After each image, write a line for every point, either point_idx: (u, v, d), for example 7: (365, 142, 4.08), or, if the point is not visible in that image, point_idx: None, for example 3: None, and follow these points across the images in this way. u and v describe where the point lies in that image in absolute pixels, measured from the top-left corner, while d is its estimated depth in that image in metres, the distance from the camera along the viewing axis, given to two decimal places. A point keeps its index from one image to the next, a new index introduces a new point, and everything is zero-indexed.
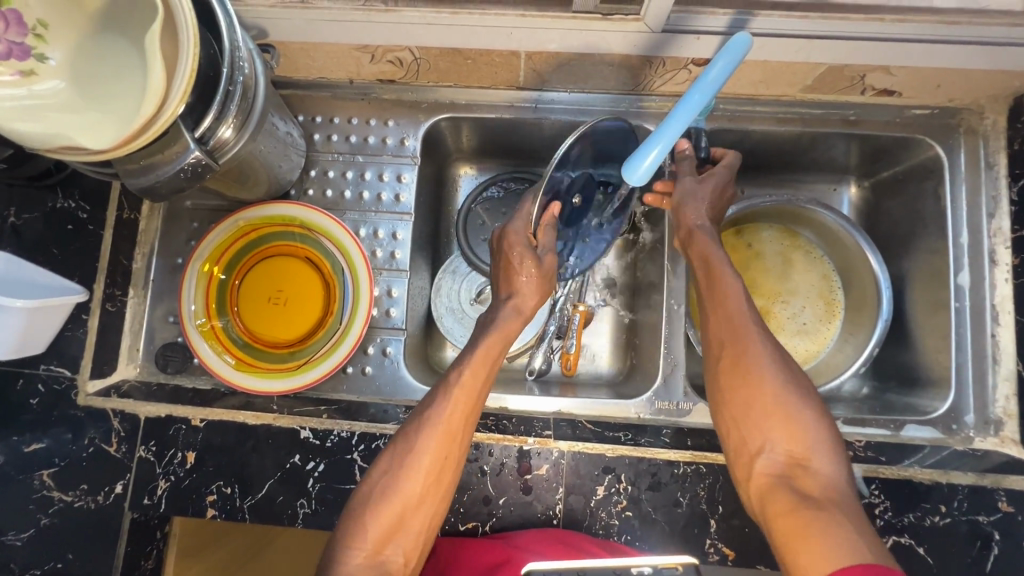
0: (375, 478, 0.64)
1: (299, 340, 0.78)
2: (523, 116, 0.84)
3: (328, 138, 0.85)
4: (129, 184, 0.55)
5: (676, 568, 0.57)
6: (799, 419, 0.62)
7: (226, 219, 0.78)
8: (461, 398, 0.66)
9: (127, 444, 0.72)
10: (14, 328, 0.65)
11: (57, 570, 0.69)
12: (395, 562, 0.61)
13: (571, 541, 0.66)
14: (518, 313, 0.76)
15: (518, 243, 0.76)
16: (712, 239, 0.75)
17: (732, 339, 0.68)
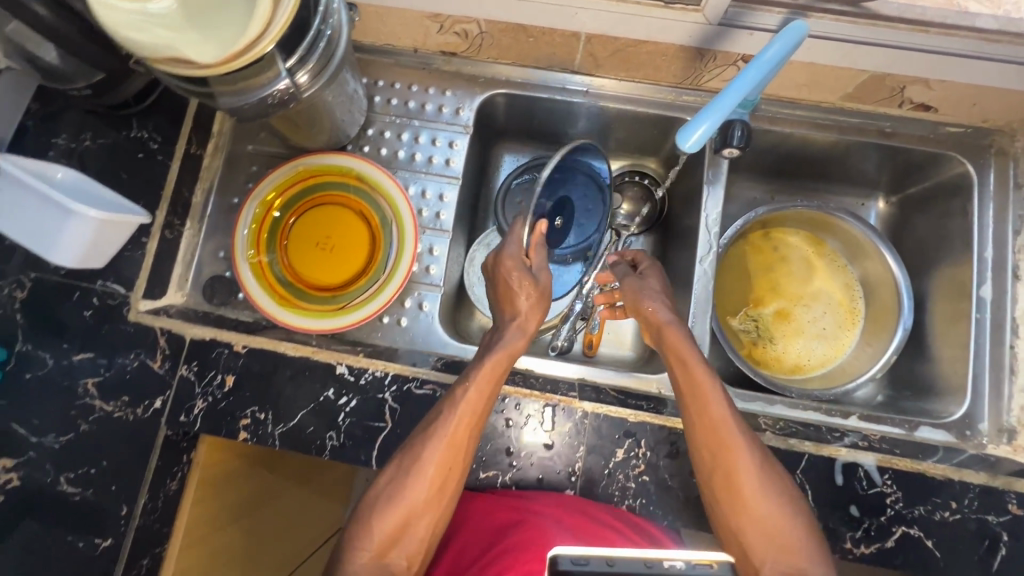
0: (377, 512, 0.65)
1: (340, 285, 0.82)
2: (573, 99, 0.89)
3: (388, 102, 0.89)
4: (223, 104, 0.59)
5: (711, 565, 0.47)
6: (790, 529, 0.63)
7: (283, 165, 0.82)
8: (469, 412, 0.67)
9: (170, 362, 0.75)
10: (84, 234, 0.69)
11: (91, 475, 0.72)
12: (397, 566, 0.63)
13: (580, 508, 0.68)
14: (522, 332, 0.74)
15: (513, 264, 0.77)
16: (685, 336, 0.72)
17: (720, 459, 0.65)
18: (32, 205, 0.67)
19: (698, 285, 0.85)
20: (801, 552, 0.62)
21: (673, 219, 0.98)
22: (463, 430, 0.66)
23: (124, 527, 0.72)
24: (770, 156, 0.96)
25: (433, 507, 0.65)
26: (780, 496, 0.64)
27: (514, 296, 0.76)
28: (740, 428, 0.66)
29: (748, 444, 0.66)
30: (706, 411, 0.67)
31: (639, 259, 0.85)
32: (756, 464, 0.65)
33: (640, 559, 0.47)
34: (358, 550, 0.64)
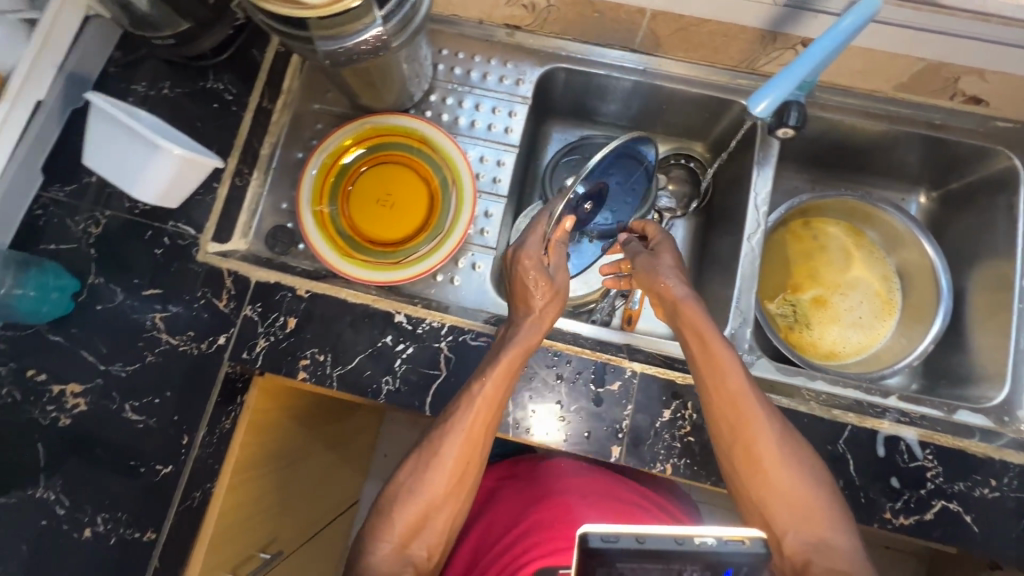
0: (399, 505, 0.68)
1: (397, 242, 0.84)
2: (631, 77, 0.92)
3: (451, 70, 0.92)
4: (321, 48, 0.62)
5: (744, 541, 0.52)
6: (812, 496, 0.65)
7: (348, 123, 0.85)
8: (486, 403, 0.68)
9: (235, 302, 0.77)
10: (167, 170, 0.72)
11: (155, 404, 0.75)
12: (419, 556, 0.67)
13: (607, 501, 0.82)
14: (539, 327, 0.72)
15: (531, 264, 0.74)
16: (701, 309, 0.72)
17: (739, 431, 0.67)
18: (123, 141, 0.71)
19: (745, 261, 0.86)
20: (823, 520, 0.63)
21: (716, 202, 1.01)
22: (482, 420, 0.68)
23: (185, 455, 0.74)
24: (817, 144, 0.98)
25: (455, 497, 0.69)
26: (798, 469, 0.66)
27: (529, 295, 0.74)
28: (759, 398, 0.68)
29: (766, 413, 0.68)
30: (721, 382, 0.69)
31: (654, 234, 0.83)
32: (773, 437, 0.67)
33: (671, 536, 0.52)
34: (381, 543, 0.67)
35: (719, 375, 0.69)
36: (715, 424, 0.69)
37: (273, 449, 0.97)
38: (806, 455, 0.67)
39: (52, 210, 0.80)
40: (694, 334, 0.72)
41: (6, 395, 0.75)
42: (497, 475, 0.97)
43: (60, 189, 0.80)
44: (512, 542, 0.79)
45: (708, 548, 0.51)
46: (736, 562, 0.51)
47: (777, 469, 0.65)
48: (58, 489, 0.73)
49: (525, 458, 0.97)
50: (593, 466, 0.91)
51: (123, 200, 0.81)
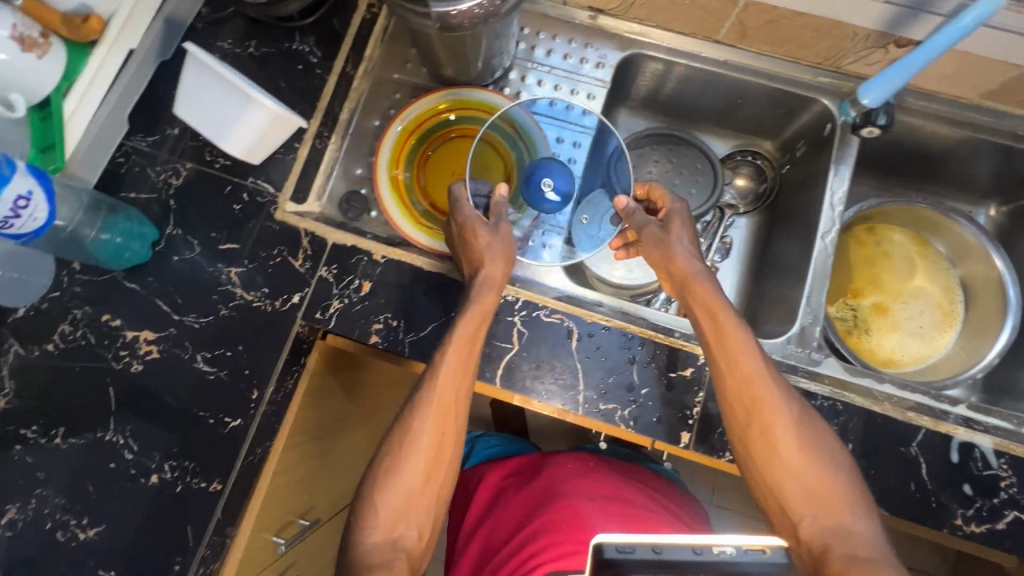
0: (380, 487, 0.67)
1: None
2: (711, 68, 0.91)
3: (532, 49, 0.92)
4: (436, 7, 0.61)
5: (766, 551, 0.48)
6: (827, 478, 0.63)
7: (433, 93, 0.87)
8: (452, 374, 0.68)
9: (311, 262, 0.78)
10: (259, 125, 0.73)
11: (226, 356, 0.75)
12: (409, 539, 0.65)
13: (614, 510, 0.81)
14: (490, 283, 0.72)
15: (471, 221, 0.76)
16: (712, 288, 0.72)
17: (750, 408, 0.66)
18: (219, 93, 0.72)
19: (816, 258, 0.86)
20: (843, 503, 0.62)
21: (782, 201, 1.00)
22: (450, 388, 0.68)
23: (254, 409, 0.74)
24: (890, 149, 0.97)
25: (433, 477, 0.68)
26: (813, 447, 0.65)
27: (479, 254, 0.74)
28: (776, 381, 0.67)
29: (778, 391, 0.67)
30: (730, 357, 0.68)
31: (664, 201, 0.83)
32: (787, 416, 0.66)
33: (688, 545, 0.48)
34: (370, 529, 0.65)
35: (726, 350, 0.68)
36: (727, 403, 0.68)
37: (324, 414, 0.98)
38: (818, 434, 0.66)
39: (134, 158, 0.80)
40: (703, 308, 0.72)
41: (81, 338, 0.76)
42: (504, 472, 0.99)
43: (143, 139, 0.81)
44: (519, 543, 0.80)
45: (726, 559, 0.48)
46: (757, 572, 0.47)
47: (792, 449, 0.64)
48: (126, 434, 0.73)
49: (533, 458, 0.99)
50: (600, 469, 0.92)
51: (204, 153, 0.81)
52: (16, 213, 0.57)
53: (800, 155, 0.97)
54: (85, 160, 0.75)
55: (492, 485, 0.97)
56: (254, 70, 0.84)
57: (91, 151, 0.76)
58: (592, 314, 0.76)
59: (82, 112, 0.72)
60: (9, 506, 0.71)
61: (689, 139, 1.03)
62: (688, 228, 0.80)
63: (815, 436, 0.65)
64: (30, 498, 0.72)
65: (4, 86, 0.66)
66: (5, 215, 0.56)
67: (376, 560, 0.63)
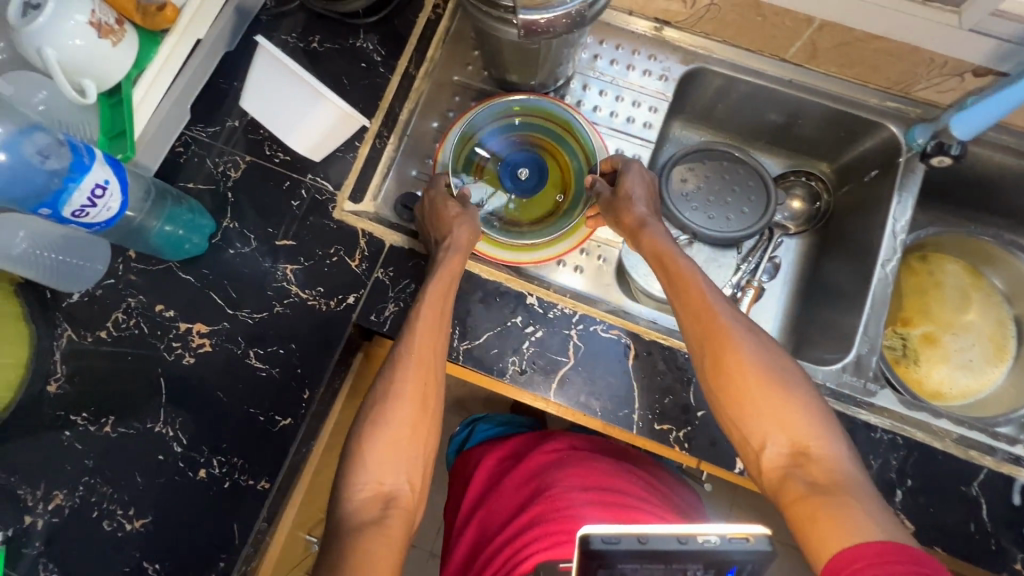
0: (366, 446, 0.64)
1: (516, 222, 0.84)
2: (774, 86, 0.90)
3: (594, 59, 0.92)
4: (524, 13, 0.60)
5: (747, 539, 0.52)
6: (790, 404, 0.62)
7: (504, 97, 0.84)
8: (428, 326, 0.68)
9: (368, 263, 0.77)
10: (326, 122, 0.73)
11: (278, 354, 0.75)
12: (402, 491, 0.63)
13: (609, 506, 0.75)
14: (457, 248, 0.72)
15: (439, 194, 0.77)
16: (661, 236, 0.74)
17: (708, 341, 0.67)
18: (288, 89, 0.72)
19: (874, 287, 0.85)
20: (806, 429, 0.61)
21: (835, 224, 0.99)
22: (427, 339, 0.68)
23: (304, 409, 0.74)
24: (952, 179, 0.95)
25: (419, 432, 0.66)
26: (774, 375, 0.64)
27: (450, 220, 0.74)
28: (728, 311, 0.67)
29: (735, 322, 0.67)
30: (686, 294, 0.70)
31: (614, 164, 0.83)
32: (748, 347, 0.65)
33: (673, 535, 0.53)
34: (357, 485, 0.63)
35: (680, 287, 0.71)
36: (691, 340, 0.69)
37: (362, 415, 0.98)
38: (780, 363, 0.65)
39: (193, 148, 0.80)
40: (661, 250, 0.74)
41: (134, 327, 0.76)
42: (500, 455, 0.92)
43: (203, 129, 0.81)
44: (513, 535, 0.75)
45: (710, 547, 0.52)
46: (740, 561, 0.52)
47: (753, 378, 0.64)
48: (176, 426, 0.73)
49: (530, 438, 0.93)
50: (596, 455, 0.85)
51: (263, 147, 0.81)
52: (93, 202, 0.57)
53: (857, 178, 0.96)
54: (148, 148, 0.75)
55: (489, 470, 0.91)
56: (316, 66, 0.83)
57: (152, 140, 0.75)
58: (649, 330, 0.75)
59: (148, 100, 0.71)
60: (56, 492, 0.71)
61: (746, 158, 1.01)
62: (645, 179, 0.81)
63: (775, 364, 0.64)
64: (77, 486, 0.71)
65: (75, 69, 0.64)
66: (82, 204, 0.56)
67: (366, 516, 0.60)
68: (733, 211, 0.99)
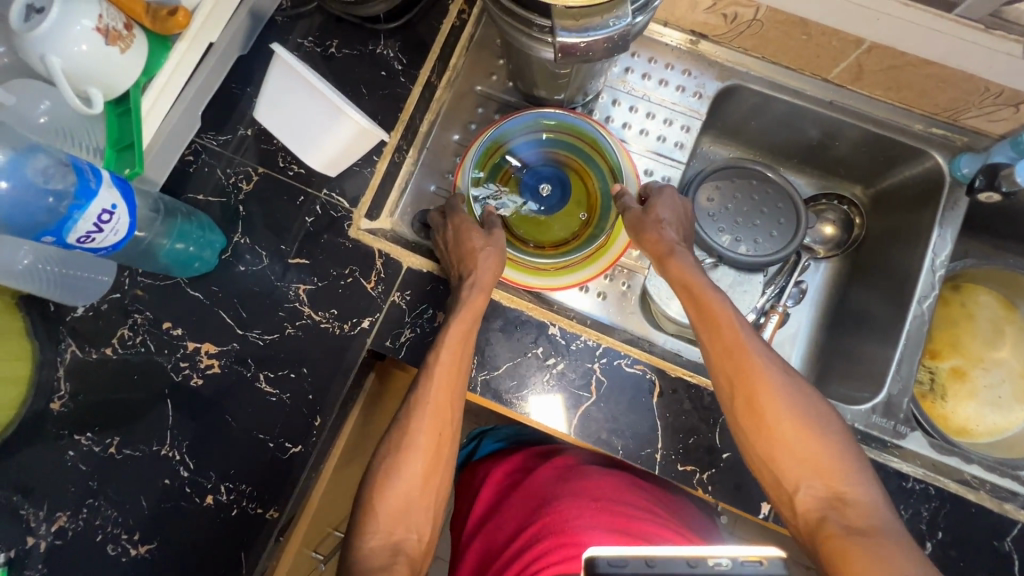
0: (378, 493, 0.64)
1: (539, 244, 0.80)
2: (814, 107, 0.86)
3: (626, 72, 0.88)
4: (562, 34, 0.55)
5: (761, 562, 0.41)
6: (824, 446, 0.59)
7: (529, 112, 0.79)
8: (446, 373, 0.66)
9: (384, 286, 0.74)
10: (343, 138, 0.68)
11: (290, 378, 0.72)
12: (410, 542, 0.62)
13: (615, 523, 0.69)
14: (480, 288, 0.69)
15: (468, 225, 0.73)
16: (690, 264, 0.70)
17: (738, 381, 0.63)
18: (306, 103, 0.68)
19: (908, 322, 0.81)
20: (841, 472, 0.58)
21: (866, 250, 0.95)
22: (444, 388, 0.66)
23: (315, 437, 0.71)
24: (993, 209, 0.91)
25: (431, 482, 0.65)
26: (807, 416, 0.61)
27: (472, 256, 0.70)
28: (759, 347, 0.64)
29: (767, 359, 0.64)
30: (716, 328, 0.66)
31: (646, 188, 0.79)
32: (780, 387, 0.62)
33: (680, 557, 0.42)
34: (368, 532, 0.62)
35: (710, 320, 0.66)
36: (718, 377, 0.66)
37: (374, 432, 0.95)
38: (813, 402, 0.62)
39: (204, 157, 0.77)
40: (688, 277, 0.69)
41: (140, 344, 0.73)
42: (508, 468, 0.88)
43: (214, 137, 0.77)
44: (519, 550, 0.70)
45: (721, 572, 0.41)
46: None
47: (785, 420, 0.61)
48: (182, 450, 0.71)
49: (537, 453, 0.89)
50: (605, 469, 0.80)
51: (277, 158, 0.77)
52: (99, 227, 0.54)
53: (894, 206, 0.92)
54: (155, 161, 0.71)
55: (496, 483, 0.87)
56: (334, 73, 0.79)
57: (161, 151, 0.72)
58: (675, 367, 0.72)
59: (156, 109, 0.67)
60: (59, 514, 0.69)
61: (776, 178, 0.97)
62: (677, 205, 0.77)
63: (808, 404, 0.61)
64: (80, 508, 0.69)
65: (82, 78, 0.59)
66: (88, 230, 0.53)
67: (375, 564, 0.59)
68: (761, 234, 0.95)
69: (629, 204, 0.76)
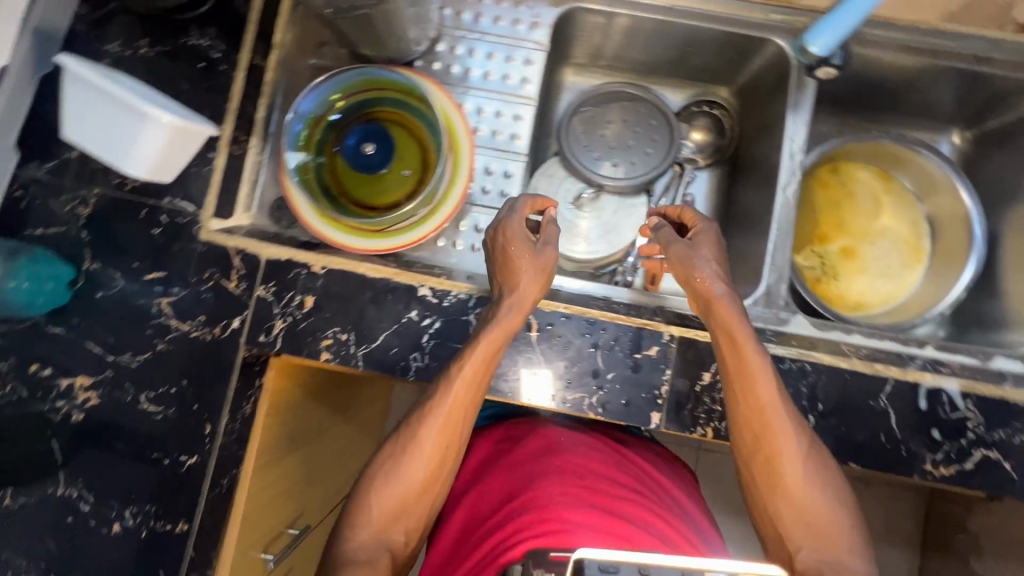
0: (376, 491, 0.66)
1: (385, 206, 0.79)
2: (654, 16, 0.85)
3: (459, 15, 0.85)
4: None
5: None
6: (834, 519, 0.63)
7: (326, 79, 0.76)
8: (464, 388, 0.66)
9: (247, 282, 0.73)
10: (157, 141, 0.65)
11: (171, 394, 0.71)
12: (396, 541, 0.66)
13: (591, 501, 0.69)
14: (518, 307, 0.66)
15: (517, 238, 0.70)
16: (736, 310, 0.66)
17: (760, 437, 0.65)
18: (108, 111, 0.64)
19: (777, 213, 0.83)
20: (845, 545, 0.62)
21: (743, 150, 0.96)
22: (461, 403, 0.66)
23: (209, 443, 0.72)
24: (848, 85, 0.92)
25: (431, 485, 0.67)
26: (821, 495, 0.63)
27: (514, 273, 0.68)
28: (786, 408, 0.65)
29: (794, 427, 0.65)
30: (749, 371, 0.65)
31: (693, 220, 0.76)
32: (797, 450, 0.64)
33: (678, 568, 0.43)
34: (359, 527, 0.66)
35: (741, 360, 0.65)
36: (739, 425, 0.66)
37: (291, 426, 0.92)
38: (834, 479, 0.65)
39: (32, 189, 0.71)
40: (734, 324, 0.66)
41: (12, 392, 0.69)
42: (493, 439, 0.87)
43: (40, 165, 0.72)
44: (501, 525, 0.69)
45: None
46: None
47: (802, 495, 0.63)
48: (80, 485, 0.69)
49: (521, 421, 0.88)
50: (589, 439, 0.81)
51: (110, 175, 0.74)
52: None
53: (758, 100, 0.92)
54: None
55: (482, 452, 0.86)
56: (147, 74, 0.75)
57: None
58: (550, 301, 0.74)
59: None
60: None
61: (641, 96, 0.97)
62: (715, 242, 0.72)
63: (824, 481, 0.64)
64: None
65: None
66: None
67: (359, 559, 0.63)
68: (636, 154, 0.96)
69: (670, 241, 0.72)
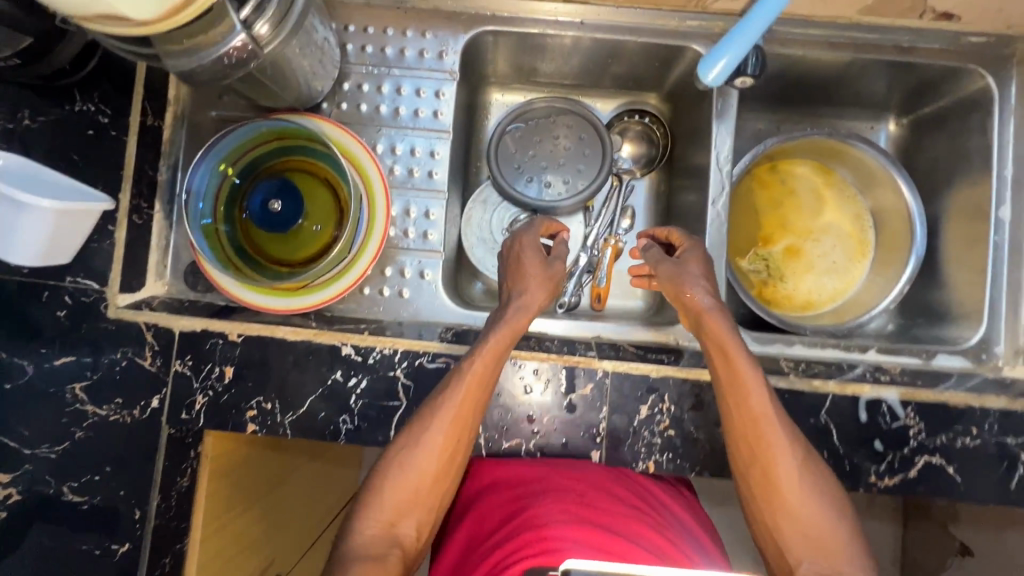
0: (383, 485, 0.63)
1: (306, 260, 0.75)
2: (566, 33, 0.82)
3: (362, 49, 0.81)
4: (172, 65, 0.55)
5: None
6: (836, 532, 0.60)
7: (207, 150, 0.71)
8: (476, 378, 0.64)
9: (162, 359, 0.71)
10: (40, 228, 0.61)
11: (94, 483, 0.69)
12: (406, 536, 0.62)
13: (598, 519, 0.60)
14: (527, 309, 0.70)
15: (529, 247, 0.75)
16: (726, 324, 0.66)
17: (759, 447, 0.62)
18: None
19: (711, 229, 0.82)
20: (849, 555, 0.59)
21: (677, 158, 0.93)
22: (473, 394, 0.64)
23: (140, 529, 0.70)
24: (775, 84, 0.90)
25: (441, 482, 0.64)
26: (824, 507, 0.61)
27: (524, 278, 0.73)
28: (782, 421, 0.63)
29: (790, 438, 0.63)
30: (743, 375, 0.64)
31: (682, 240, 0.76)
32: (797, 460, 0.62)
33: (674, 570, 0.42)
34: (367, 521, 0.62)
35: (740, 364, 0.64)
36: (736, 433, 0.64)
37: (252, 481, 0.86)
38: (835, 492, 0.62)
39: None
40: (729, 339, 0.65)
41: None
42: None
43: None
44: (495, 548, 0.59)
45: None
46: None
47: (802, 506, 0.61)
48: None
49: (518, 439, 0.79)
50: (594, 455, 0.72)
51: None
52: None
53: (688, 105, 0.89)
54: None
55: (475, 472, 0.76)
56: None
57: None
58: None
59: None
60: None
61: (568, 108, 0.93)
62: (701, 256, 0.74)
63: (824, 493, 0.62)
64: None
65: None
66: None
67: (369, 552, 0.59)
68: (569, 172, 0.92)
69: (659, 257, 0.74)
